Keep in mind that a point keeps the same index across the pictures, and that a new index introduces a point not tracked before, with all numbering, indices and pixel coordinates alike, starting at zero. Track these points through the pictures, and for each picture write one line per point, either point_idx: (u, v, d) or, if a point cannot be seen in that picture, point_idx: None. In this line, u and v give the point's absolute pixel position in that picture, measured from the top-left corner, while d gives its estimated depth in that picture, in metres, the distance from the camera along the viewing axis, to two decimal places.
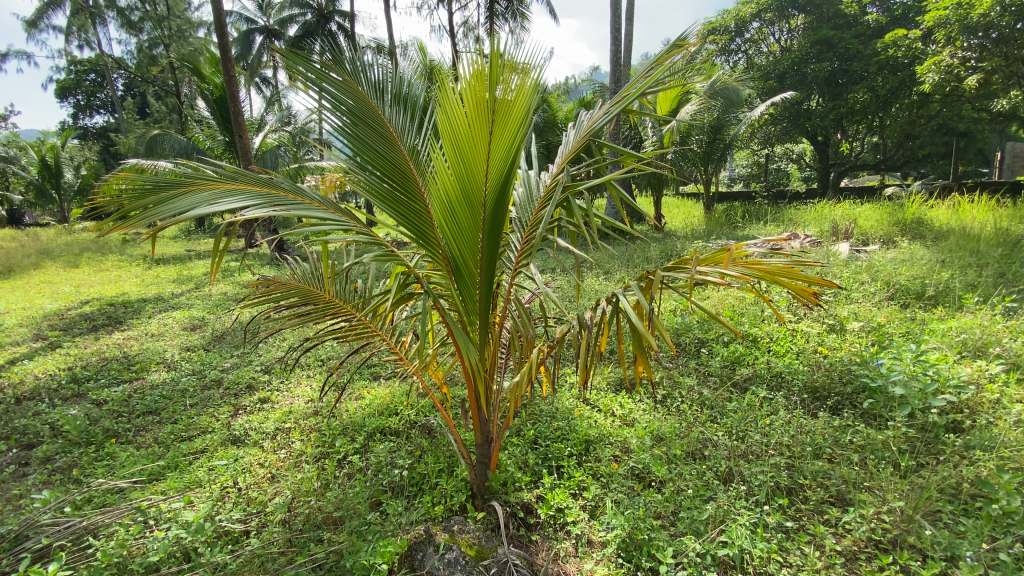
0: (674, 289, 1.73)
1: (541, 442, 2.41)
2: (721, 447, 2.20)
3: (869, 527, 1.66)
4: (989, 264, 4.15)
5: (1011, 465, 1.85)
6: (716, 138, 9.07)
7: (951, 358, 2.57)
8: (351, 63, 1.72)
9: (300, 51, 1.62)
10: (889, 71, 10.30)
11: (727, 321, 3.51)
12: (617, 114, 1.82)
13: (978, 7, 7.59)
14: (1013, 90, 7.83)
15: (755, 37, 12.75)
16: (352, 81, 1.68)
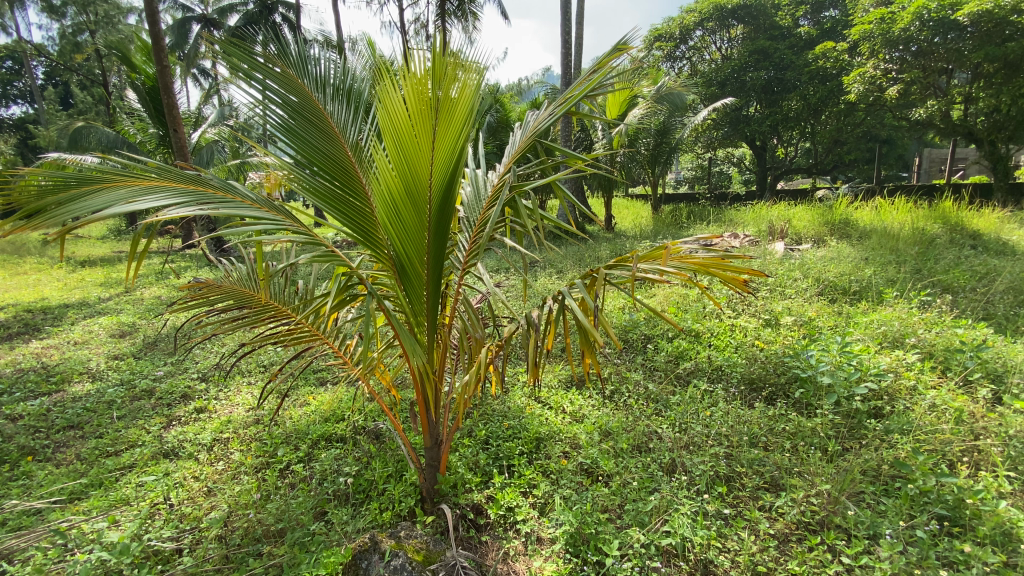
0: (618, 286, 1.76)
1: (492, 442, 2.40)
2: (665, 439, 2.27)
3: (800, 510, 1.76)
4: (906, 261, 4.50)
5: (925, 446, 2.01)
6: (663, 141, 9.35)
7: (873, 348, 2.77)
8: (294, 58, 1.65)
9: (238, 41, 1.54)
10: (819, 81, 11.03)
11: (672, 318, 3.62)
12: (561, 114, 1.84)
13: (897, 22, 8.42)
14: (929, 100, 8.72)
15: (698, 44, 13.14)
16: (293, 76, 1.62)
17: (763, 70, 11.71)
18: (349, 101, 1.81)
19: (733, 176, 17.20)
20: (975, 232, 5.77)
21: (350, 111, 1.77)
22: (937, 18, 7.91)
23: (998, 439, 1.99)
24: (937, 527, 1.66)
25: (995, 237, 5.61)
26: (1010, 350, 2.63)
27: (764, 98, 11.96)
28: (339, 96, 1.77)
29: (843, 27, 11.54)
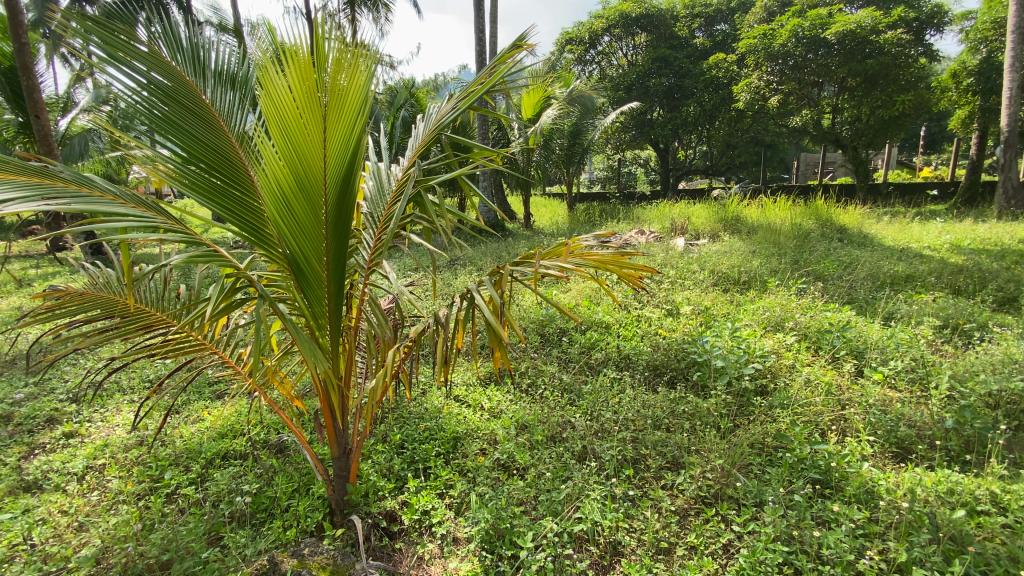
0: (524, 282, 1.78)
1: (407, 446, 2.33)
2: (578, 428, 2.34)
3: (697, 486, 1.89)
4: (786, 254, 5.02)
5: (801, 418, 2.25)
6: (576, 141, 9.66)
7: (758, 332, 3.06)
8: (175, 39, 1.49)
9: (103, 18, 1.36)
10: (713, 90, 11.97)
11: (585, 310, 3.75)
12: (464, 109, 1.84)
13: (777, 38, 9.37)
14: (804, 110, 9.80)
15: (606, 50, 13.55)
16: (171, 59, 1.45)
17: (665, 77, 12.41)
18: (240, 90, 1.67)
19: (640, 176, 18.16)
20: (841, 227, 6.56)
21: (239, 101, 1.63)
22: (810, 35, 8.95)
23: (860, 407, 2.26)
24: (813, 490, 1.85)
25: (857, 231, 6.41)
26: (867, 328, 3.01)
27: (667, 103, 12.71)
28: (226, 83, 1.62)
29: (733, 41, 12.53)
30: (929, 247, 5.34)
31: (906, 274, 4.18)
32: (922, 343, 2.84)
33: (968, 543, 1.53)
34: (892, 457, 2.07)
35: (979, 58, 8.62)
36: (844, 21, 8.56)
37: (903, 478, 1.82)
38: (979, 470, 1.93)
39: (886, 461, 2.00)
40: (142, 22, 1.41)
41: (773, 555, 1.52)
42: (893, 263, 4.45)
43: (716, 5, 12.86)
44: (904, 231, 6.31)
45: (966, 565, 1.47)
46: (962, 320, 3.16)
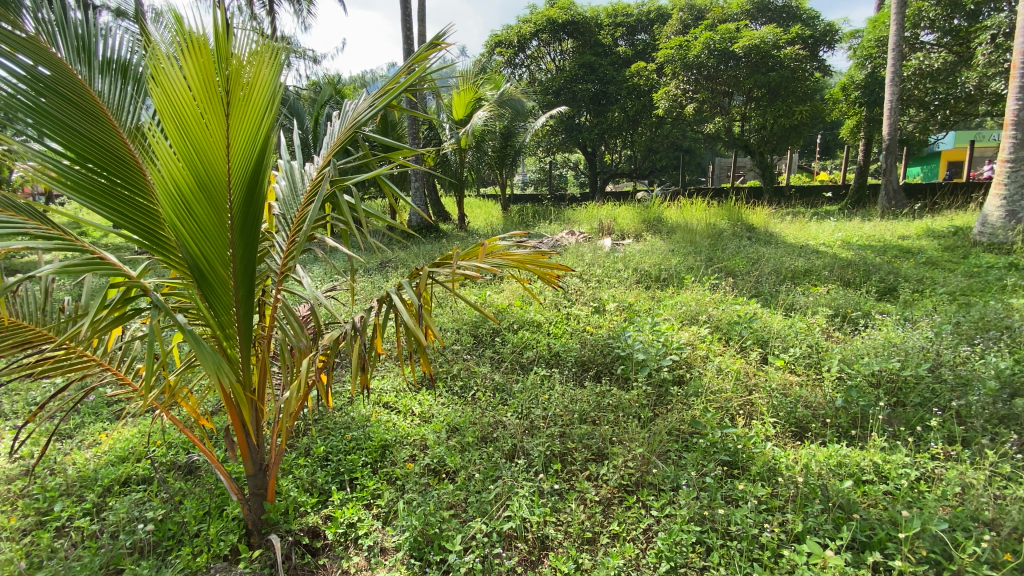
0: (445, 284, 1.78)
1: (332, 458, 2.24)
2: (509, 427, 2.35)
3: (620, 475, 1.96)
4: (701, 252, 5.35)
5: (713, 404, 2.41)
6: (507, 143, 9.75)
7: (676, 326, 3.24)
8: (61, 27, 1.34)
9: None
10: (635, 96, 12.53)
11: (517, 310, 3.78)
12: (381, 108, 1.82)
13: (691, 49, 9.97)
14: (717, 118, 10.51)
15: (534, 54, 13.76)
16: (53, 47, 1.30)
17: (591, 83, 12.81)
18: (138, 85, 1.52)
19: (570, 179, 18.63)
20: (750, 227, 7.09)
21: (136, 96, 1.49)
22: (721, 48, 9.62)
23: (764, 391, 2.46)
24: (723, 471, 1.99)
25: (764, 229, 6.95)
26: (771, 319, 3.29)
27: (593, 109, 13.13)
28: (120, 74, 1.47)
29: (653, 50, 13.04)
30: (823, 244, 5.90)
31: (805, 269, 4.60)
32: (816, 330, 3.14)
33: (854, 510, 1.71)
34: (792, 436, 2.27)
35: (864, 73, 9.64)
36: (750, 36, 9.29)
37: (800, 455, 1.99)
38: (863, 443, 2.15)
39: (787, 440, 2.19)
40: (28, 10, 1.29)
41: (687, 535, 1.62)
42: (794, 259, 4.88)
43: (636, 15, 13.34)
44: (803, 230, 6.92)
45: (851, 530, 1.64)
46: (849, 309, 3.53)
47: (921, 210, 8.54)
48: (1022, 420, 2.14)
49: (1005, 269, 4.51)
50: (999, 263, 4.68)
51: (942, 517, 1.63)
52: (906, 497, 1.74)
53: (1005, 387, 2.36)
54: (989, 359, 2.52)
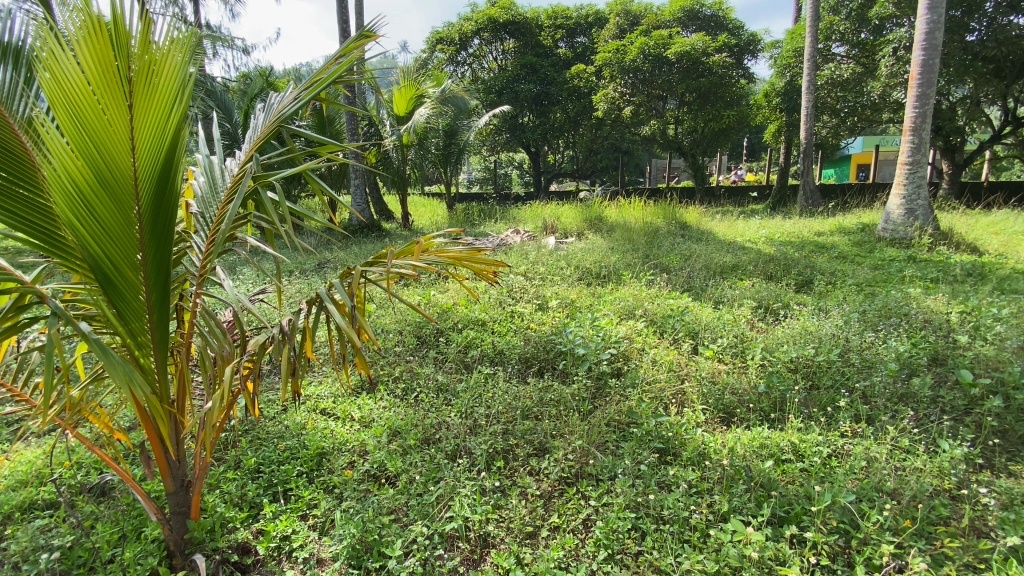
0: (378, 283, 1.74)
1: (264, 469, 2.13)
2: (452, 427, 2.33)
3: (560, 468, 2.00)
4: (639, 249, 5.55)
5: (648, 394, 2.52)
6: (450, 141, 9.67)
7: (615, 321, 3.36)
8: None
9: None
10: (576, 98, 12.79)
11: (462, 309, 3.75)
12: (308, 102, 1.77)
13: (628, 54, 10.33)
14: (653, 120, 10.95)
15: (476, 52, 13.72)
16: None
17: (533, 83, 12.95)
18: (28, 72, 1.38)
19: (515, 178, 18.76)
20: (684, 225, 7.45)
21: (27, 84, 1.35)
22: (655, 53, 10.03)
23: (694, 380, 2.60)
24: (657, 458, 2.07)
25: (696, 227, 7.32)
26: (702, 312, 3.47)
27: (536, 109, 13.27)
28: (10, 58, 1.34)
29: (592, 53, 13.31)
30: (749, 240, 6.30)
31: (732, 264, 4.88)
32: (742, 321, 3.36)
33: (773, 488, 1.83)
34: (721, 421, 2.40)
35: (784, 82, 10.38)
36: (681, 43, 9.75)
37: (728, 439, 2.11)
38: (782, 425, 2.31)
39: (716, 425, 2.32)
40: None
41: (623, 522, 1.68)
42: (723, 255, 5.16)
43: (575, 18, 13.58)
44: (732, 227, 7.34)
45: (772, 506, 1.76)
46: (771, 301, 3.78)
47: (834, 208, 9.29)
48: (917, 397, 2.38)
49: (904, 262, 4.99)
50: (899, 256, 5.17)
51: (850, 489, 1.78)
52: (819, 473, 1.89)
53: (903, 368, 2.61)
54: (889, 344, 2.78)
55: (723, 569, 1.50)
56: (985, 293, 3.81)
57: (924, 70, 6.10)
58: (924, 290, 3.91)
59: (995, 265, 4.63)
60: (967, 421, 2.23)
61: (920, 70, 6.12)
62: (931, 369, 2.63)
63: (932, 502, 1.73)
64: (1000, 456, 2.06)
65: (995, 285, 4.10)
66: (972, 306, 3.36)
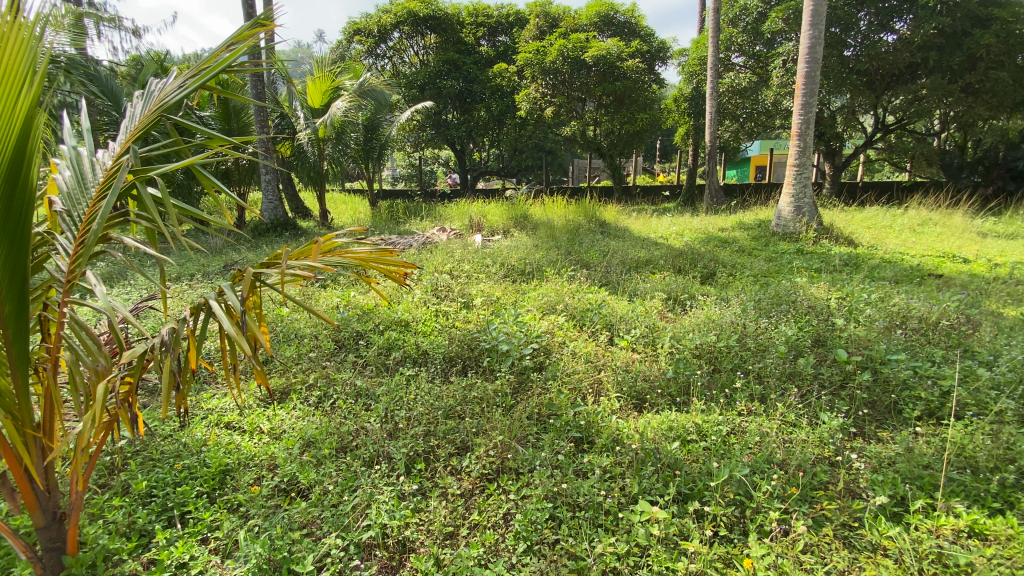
0: (274, 287, 1.64)
1: (158, 493, 1.94)
2: (371, 433, 2.25)
3: (481, 465, 2.00)
4: (562, 246, 5.70)
5: (567, 385, 2.61)
6: (371, 136, 9.36)
7: (537, 317, 3.42)
8: None
9: None
10: (499, 97, 12.85)
11: (383, 310, 3.64)
12: (194, 89, 1.64)
13: (548, 55, 10.56)
14: (573, 121, 11.30)
15: (396, 46, 13.37)
16: None
17: (455, 80, 12.83)
18: None
19: (440, 175, 18.55)
20: (604, 222, 7.74)
21: None
22: (573, 56, 10.32)
23: (610, 370, 2.72)
24: (574, 447, 2.14)
25: (615, 224, 7.66)
26: (619, 305, 3.64)
27: (459, 106, 13.18)
28: None
29: (513, 52, 13.41)
30: (662, 236, 6.69)
31: (645, 259, 5.14)
32: (654, 312, 3.56)
33: (679, 467, 1.96)
34: (634, 407, 2.53)
35: (690, 88, 11.11)
36: (598, 47, 10.11)
37: (640, 424, 2.22)
38: (687, 408, 2.48)
39: (630, 412, 2.43)
40: None
41: (541, 513, 1.72)
42: (639, 251, 5.44)
43: (496, 17, 13.55)
44: (646, 224, 7.74)
45: (677, 485, 1.88)
46: (679, 292, 4.04)
47: (736, 207, 10.10)
48: (802, 375, 2.65)
49: (794, 254, 5.53)
50: (789, 249, 5.72)
51: (745, 463, 1.95)
52: (719, 450, 2.04)
53: (791, 350, 2.89)
54: (780, 329, 3.07)
55: (634, 549, 1.58)
56: (858, 281, 4.31)
57: (808, 81, 6.77)
58: (809, 279, 4.36)
59: (866, 256, 5.26)
60: (843, 394, 2.51)
61: (804, 81, 6.80)
62: (814, 349, 2.94)
63: (815, 470, 1.93)
64: (869, 424, 2.33)
65: (866, 273, 4.65)
66: (847, 292, 3.78)
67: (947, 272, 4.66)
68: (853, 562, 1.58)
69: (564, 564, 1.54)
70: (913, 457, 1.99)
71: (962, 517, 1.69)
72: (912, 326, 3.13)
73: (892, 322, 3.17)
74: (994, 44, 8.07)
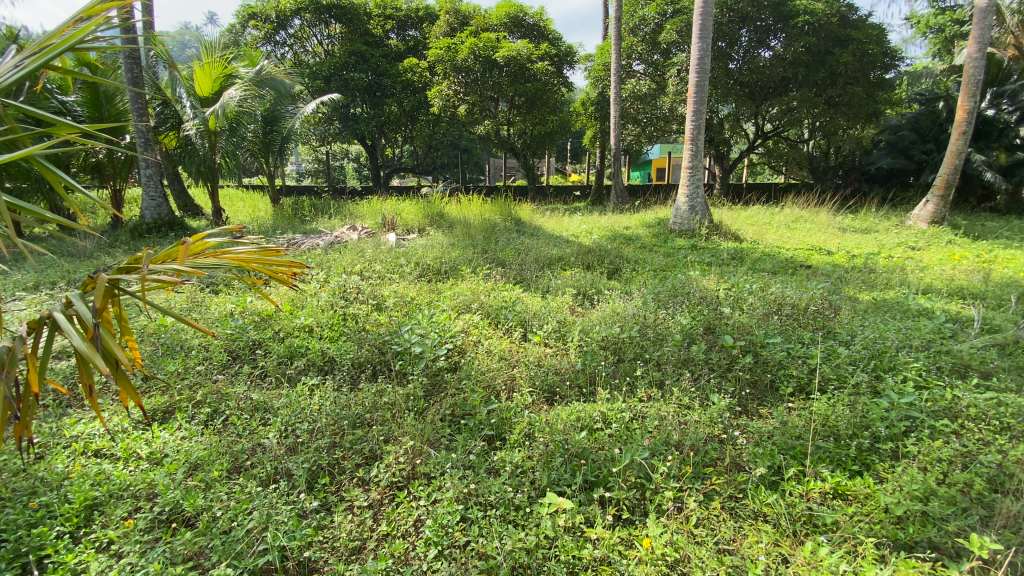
0: (138, 295, 1.50)
1: (4, 539, 1.65)
2: (268, 449, 2.09)
3: (390, 474, 1.94)
4: (478, 245, 5.70)
5: (480, 384, 2.60)
6: (272, 129, 8.84)
7: (452, 316, 3.40)
8: None
9: None
10: (410, 92, 12.54)
11: (285, 316, 3.40)
12: (34, 69, 1.42)
13: (459, 52, 10.49)
14: (486, 119, 11.36)
15: (298, 34, 12.58)
16: None
17: (364, 72, 12.32)
18: None
19: (350, 171, 17.77)
20: (519, 221, 7.85)
21: None
22: (484, 55, 10.35)
23: (524, 366, 2.76)
24: (486, 445, 2.15)
25: (529, 223, 7.81)
26: (533, 303, 3.71)
27: (368, 100, 12.69)
28: None
29: (424, 48, 13.16)
30: (574, 234, 6.93)
31: (558, 256, 5.28)
32: (565, 308, 3.68)
33: (586, 456, 2.04)
34: (546, 401, 2.59)
35: (597, 92, 11.61)
36: (508, 48, 10.22)
37: (551, 417, 2.27)
38: (594, 398, 2.58)
39: (542, 406, 2.47)
40: None
41: (452, 516, 1.69)
42: (552, 249, 5.58)
43: (405, 10, 13.17)
44: (559, 223, 7.98)
45: (584, 473, 1.96)
46: (588, 288, 4.21)
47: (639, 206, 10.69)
48: (695, 360, 2.87)
49: (689, 249, 5.99)
50: (685, 245, 6.18)
51: (646, 447, 2.07)
52: (623, 437, 2.15)
53: (686, 338, 3.13)
54: (676, 318, 3.30)
55: (543, 541, 1.61)
56: (743, 272, 4.76)
57: (698, 89, 7.29)
58: (702, 272, 4.73)
59: (751, 250, 5.83)
60: (729, 376, 2.75)
61: (695, 89, 7.24)
62: (705, 336, 3.19)
63: (706, 448, 2.10)
64: (751, 402, 2.58)
65: (750, 265, 5.15)
66: (734, 283, 4.15)
67: (815, 264, 5.30)
68: (738, 530, 1.73)
69: (475, 565, 1.54)
70: (787, 430, 2.22)
71: (827, 481, 1.92)
72: (786, 311, 3.50)
73: (771, 309, 3.53)
74: (849, 63, 9.28)
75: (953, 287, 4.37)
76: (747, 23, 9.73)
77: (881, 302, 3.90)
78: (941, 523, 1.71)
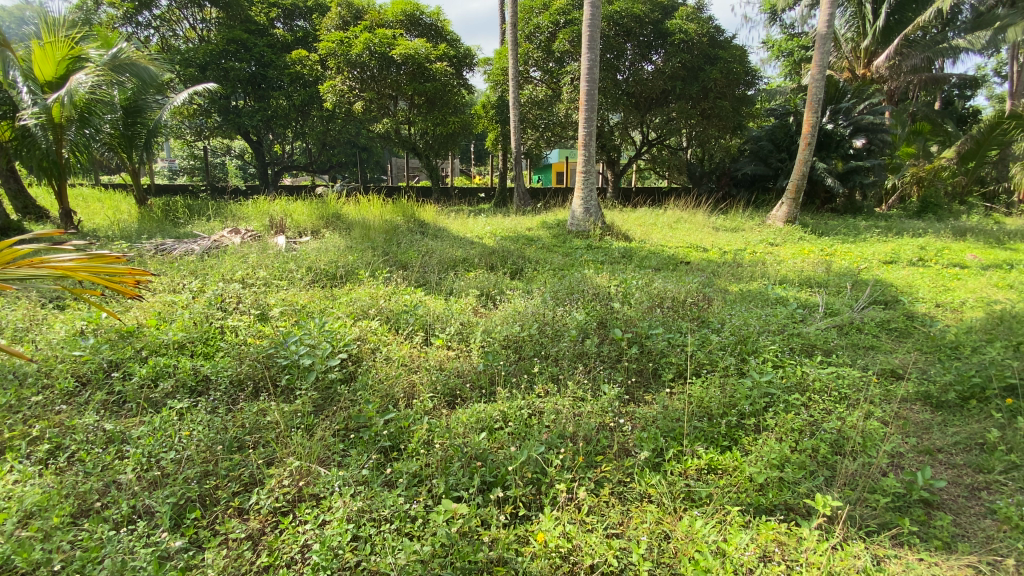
0: None
1: None
2: (125, 485, 1.84)
3: (273, 499, 1.80)
4: (378, 247, 5.51)
5: (376, 393, 2.51)
6: (134, 119, 7.81)
7: (347, 323, 3.23)
8: None
9: None
10: (300, 85, 11.76)
11: (149, 332, 3.01)
12: None
13: (353, 47, 10.05)
14: (384, 118, 11.03)
15: (165, 15, 11.28)
16: None
17: (245, 62, 11.30)
18: None
19: (233, 169, 16.31)
20: (421, 222, 7.72)
21: None
22: (380, 52, 10.02)
23: (424, 371, 2.71)
24: (381, 458, 2.08)
25: (433, 224, 7.71)
26: (433, 305, 3.67)
27: (252, 92, 11.67)
28: None
29: (314, 40, 12.42)
30: (477, 235, 6.98)
31: (461, 257, 5.28)
32: (467, 309, 3.68)
33: (484, 458, 2.04)
34: (447, 404, 2.57)
35: (496, 95, 11.77)
36: (405, 46, 9.99)
37: (450, 421, 2.24)
38: (494, 397, 2.60)
39: (443, 410, 2.44)
40: None
41: (342, 536, 1.59)
42: (455, 250, 5.56)
43: None
44: (463, 224, 7.98)
45: (481, 475, 1.97)
46: (491, 288, 4.25)
47: (540, 207, 11.05)
48: (589, 353, 3.01)
49: (585, 249, 6.28)
50: (581, 245, 6.48)
51: (542, 442, 2.13)
52: (521, 434, 2.19)
53: (581, 332, 3.27)
54: (572, 315, 3.44)
55: (438, 549, 1.58)
56: (632, 270, 5.10)
57: (588, 97, 7.66)
58: (596, 270, 4.99)
59: (640, 249, 6.27)
60: (619, 367, 2.93)
61: (586, 97, 7.60)
62: (598, 330, 3.36)
63: (598, 438, 2.21)
64: (638, 390, 2.77)
65: (638, 263, 5.54)
66: (623, 280, 4.43)
67: (692, 260, 5.84)
68: (626, 514, 1.84)
69: None
70: (669, 414, 2.41)
71: (702, 458, 2.10)
72: (668, 304, 3.81)
73: (655, 302, 3.82)
74: (718, 79, 10.31)
75: (802, 277, 5.05)
76: (632, 37, 10.46)
77: (746, 293, 4.39)
78: (794, 486, 1.97)
